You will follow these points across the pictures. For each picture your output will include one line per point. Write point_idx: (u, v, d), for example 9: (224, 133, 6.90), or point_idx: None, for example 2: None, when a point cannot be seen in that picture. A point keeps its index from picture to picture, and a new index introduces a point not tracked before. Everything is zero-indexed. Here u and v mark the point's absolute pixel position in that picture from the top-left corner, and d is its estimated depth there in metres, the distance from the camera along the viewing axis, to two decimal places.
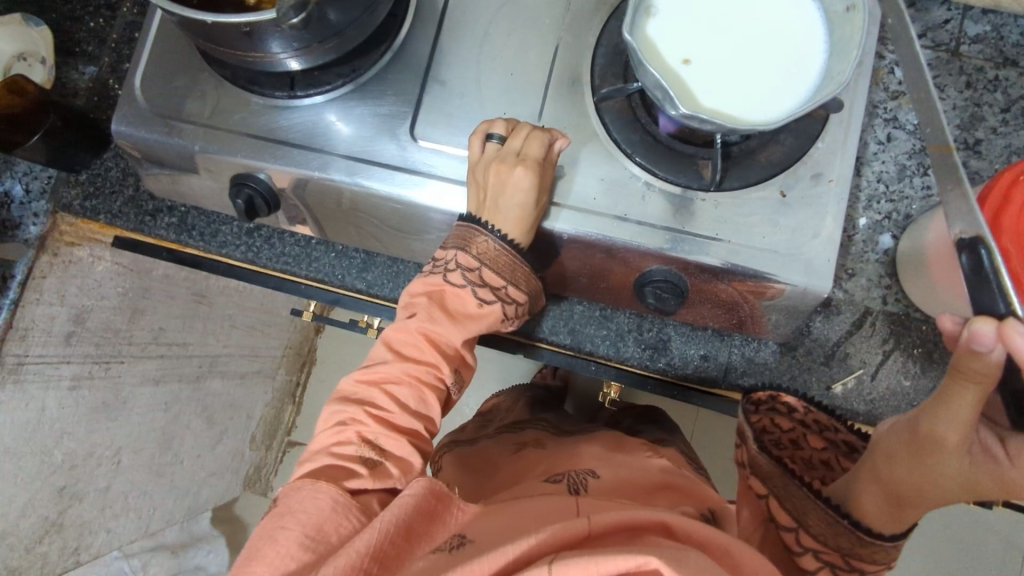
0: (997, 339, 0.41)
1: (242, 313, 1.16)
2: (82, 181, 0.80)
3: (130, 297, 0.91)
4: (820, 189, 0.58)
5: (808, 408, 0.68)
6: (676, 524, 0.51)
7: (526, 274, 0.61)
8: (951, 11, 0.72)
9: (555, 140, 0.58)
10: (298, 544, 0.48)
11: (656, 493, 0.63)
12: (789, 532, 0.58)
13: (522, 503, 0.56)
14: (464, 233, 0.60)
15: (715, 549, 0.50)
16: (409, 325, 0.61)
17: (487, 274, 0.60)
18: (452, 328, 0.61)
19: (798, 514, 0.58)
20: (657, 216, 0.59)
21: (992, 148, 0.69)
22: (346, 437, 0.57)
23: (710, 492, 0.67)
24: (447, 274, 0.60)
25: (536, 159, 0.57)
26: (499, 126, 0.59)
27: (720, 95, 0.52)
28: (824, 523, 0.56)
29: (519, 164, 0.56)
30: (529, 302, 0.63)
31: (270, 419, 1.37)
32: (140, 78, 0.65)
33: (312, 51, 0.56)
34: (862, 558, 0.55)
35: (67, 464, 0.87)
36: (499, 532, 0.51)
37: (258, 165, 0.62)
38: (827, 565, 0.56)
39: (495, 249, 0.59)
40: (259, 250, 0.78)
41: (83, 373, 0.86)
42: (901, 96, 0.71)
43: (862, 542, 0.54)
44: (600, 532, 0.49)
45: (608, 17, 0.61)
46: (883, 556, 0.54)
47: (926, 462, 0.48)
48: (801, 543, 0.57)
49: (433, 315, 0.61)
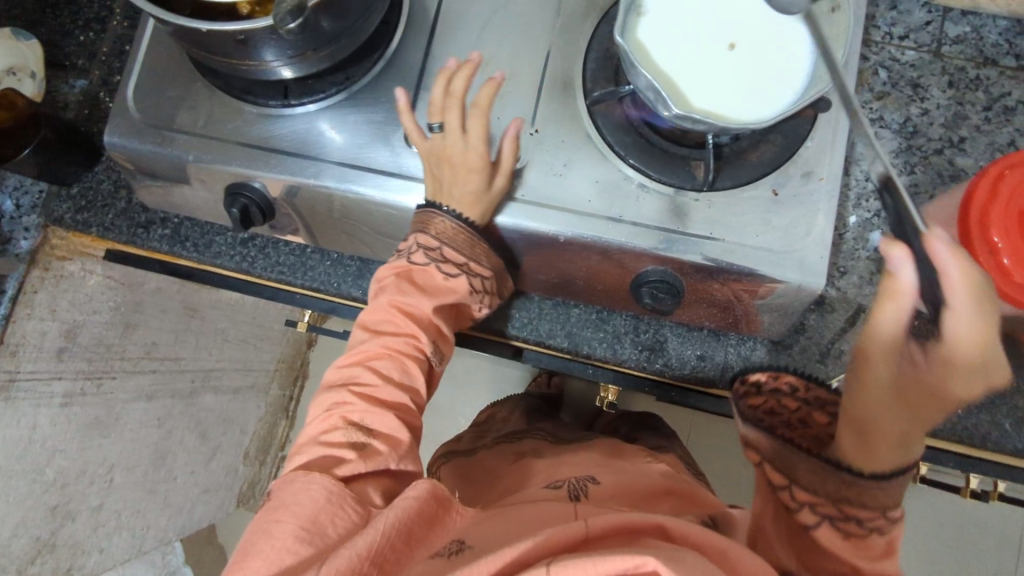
0: (905, 256, 0.45)
1: (235, 326, 1.15)
2: (75, 195, 0.80)
3: (122, 311, 0.90)
4: (811, 187, 0.59)
5: (810, 387, 0.62)
6: (673, 527, 0.50)
7: (486, 249, 0.60)
8: (932, 13, 0.73)
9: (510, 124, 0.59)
10: (294, 536, 0.46)
11: (658, 499, 0.63)
12: (782, 492, 0.53)
13: (523, 508, 0.56)
14: (420, 216, 0.59)
15: (712, 550, 0.49)
16: (381, 302, 0.61)
17: (448, 252, 0.59)
18: (424, 298, 0.60)
19: (787, 471, 0.54)
20: (653, 217, 0.59)
21: (976, 146, 0.71)
22: (332, 421, 0.56)
23: (711, 496, 0.66)
24: (410, 257, 0.60)
25: (480, 147, 0.58)
26: (438, 115, 0.60)
27: (714, 96, 0.53)
28: (813, 473, 0.52)
29: (466, 154, 0.58)
30: (495, 278, 0.62)
31: (264, 434, 1.35)
32: (133, 88, 0.65)
33: (306, 59, 0.57)
34: (855, 502, 0.50)
35: (60, 482, 0.86)
36: (499, 538, 0.50)
37: (252, 173, 0.63)
38: (827, 520, 0.50)
39: (453, 229, 0.59)
40: (254, 260, 0.78)
41: (75, 390, 0.86)
42: (886, 96, 0.72)
43: (852, 484, 0.50)
44: (598, 534, 0.50)
45: (597, 23, 0.62)
46: (872, 498, 0.50)
47: (863, 380, 0.50)
48: (795, 501, 0.52)
49: (401, 289, 0.61)
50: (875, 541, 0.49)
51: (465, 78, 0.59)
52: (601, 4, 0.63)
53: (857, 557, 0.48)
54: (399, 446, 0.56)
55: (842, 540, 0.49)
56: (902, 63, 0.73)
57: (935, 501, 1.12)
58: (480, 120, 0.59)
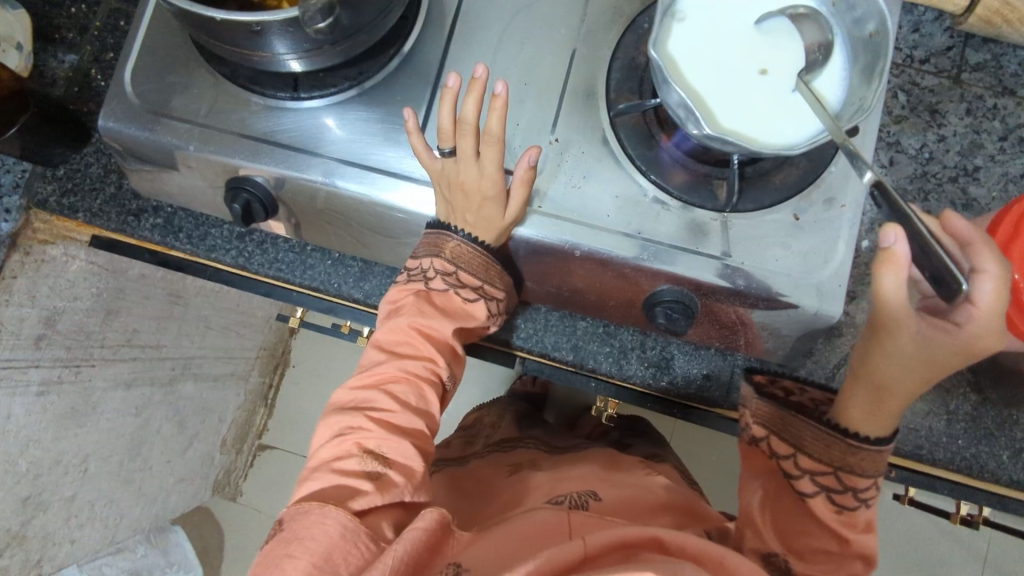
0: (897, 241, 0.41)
1: (218, 314, 1.09)
2: (60, 176, 0.77)
3: (104, 297, 0.85)
4: (833, 214, 0.58)
5: (803, 389, 0.57)
6: (669, 538, 0.48)
7: (500, 272, 0.60)
8: (954, 39, 0.73)
9: (526, 152, 0.54)
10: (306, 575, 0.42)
11: (660, 516, 0.60)
12: (786, 459, 0.52)
13: (516, 520, 0.54)
14: (433, 239, 0.58)
15: (708, 560, 0.46)
16: (399, 323, 0.58)
17: (463, 276, 0.58)
18: (446, 321, 0.59)
19: (794, 441, 0.52)
20: (673, 235, 0.58)
21: (990, 176, 0.70)
22: (346, 448, 0.52)
23: (712, 511, 0.65)
24: (428, 281, 0.59)
25: (494, 176, 0.56)
26: (449, 140, 0.56)
27: (746, 116, 0.51)
28: (820, 440, 0.51)
29: (478, 182, 0.56)
30: (507, 297, 0.62)
31: (242, 422, 1.31)
32: (130, 70, 0.61)
33: (321, 54, 0.54)
34: (853, 470, 0.49)
35: (32, 474, 0.83)
36: (496, 563, 0.48)
37: (255, 168, 0.60)
38: (824, 490, 0.50)
39: (469, 253, 0.58)
40: (251, 255, 0.76)
41: (52, 379, 0.82)
42: (904, 120, 0.72)
43: (853, 450, 0.49)
44: (596, 552, 0.46)
45: (624, 31, 0.60)
46: (870, 465, 0.49)
47: (885, 345, 0.46)
48: (799, 467, 0.51)
49: (423, 309, 0.58)
50: (861, 514, 0.50)
51: (476, 102, 0.54)
52: (629, 11, 0.61)
53: (843, 528, 0.49)
54: (416, 477, 0.52)
55: (833, 512, 0.50)
56: (921, 88, 0.72)
57: (916, 518, 1.13)
58: (493, 149, 0.55)
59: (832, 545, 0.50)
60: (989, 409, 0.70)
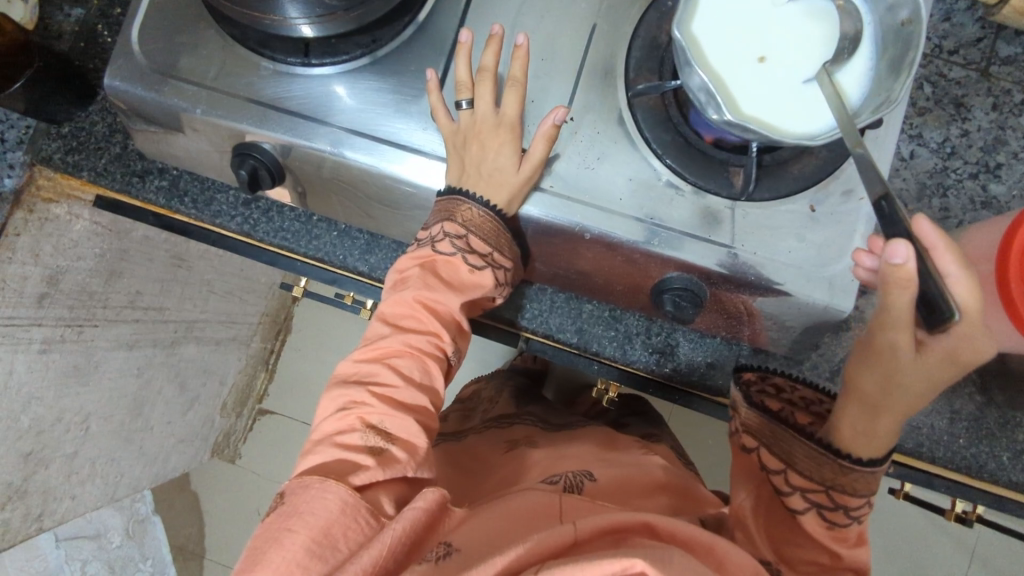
0: (908, 257, 0.41)
1: (221, 280, 1.10)
2: (65, 134, 0.76)
3: (107, 258, 0.85)
4: (851, 207, 0.57)
5: (795, 386, 0.59)
6: (660, 524, 0.47)
7: (510, 241, 0.59)
8: (985, 30, 0.71)
9: (553, 111, 0.55)
10: (305, 549, 0.42)
11: (656, 496, 0.60)
12: (776, 474, 0.52)
13: (510, 500, 0.53)
14: (445, 205, 0.57)
15: (698, 548, 0.47)
16: (404, 296, 0.57)
17: (474, 241, 0.57)
18: (450, 293, 0.58)
19: (785, 455, 0.52)
20: (686, 222, 0.57)
21: (1011, 174, 0.69)
22: (349, 423, 0.52)
23: (705, 493, 0.64)
24: (435, 246, 0.58)
25: (512, 121, 0.57)
26: (467, 91, 0.57)
27: (769, 104, 0.50)
28: (811, 459, 0.51)
29: (495, 126, 0.57)
30: (515, 267, 0.61)
31: (243, 386, 1.31)
32: (138, 27, 0.59)
33: (335, 20, 0.53)
34: (844, 490, 0.50)
35: (35, 429, 0.81)
36: (489, 544, 0.47)
37: (264, 135, 0.58)
38: (815, 506, 0.50)
39: (480, 217, 0.56)
40: (256, 223, 0.75)
41: (55, 337, 0.80)
42: (927, 113, 0.70)
43: (844, 471, 0.50)
44: (586, 538, 0.46)
45: (647, 8, 0.58)
46: (862, 486, 0.50)
47: (883, 363, 0.48)
48: (789, 483, 0.51)
49: (428, 282, 0.58)
50: (852, 529, 0.50)
51: (495, 53, 0.57)
52: None
53: (836, 544, 0.49)
54: (419, 454, 0.52)
55: (823, 527, 0.50)
56: (948, 80, 0.70)
57: (909, 511, 1.13)
58: (516, 94, 0.57)
59: (824, 559, 0.49)
60: (993, 409, 0.70)
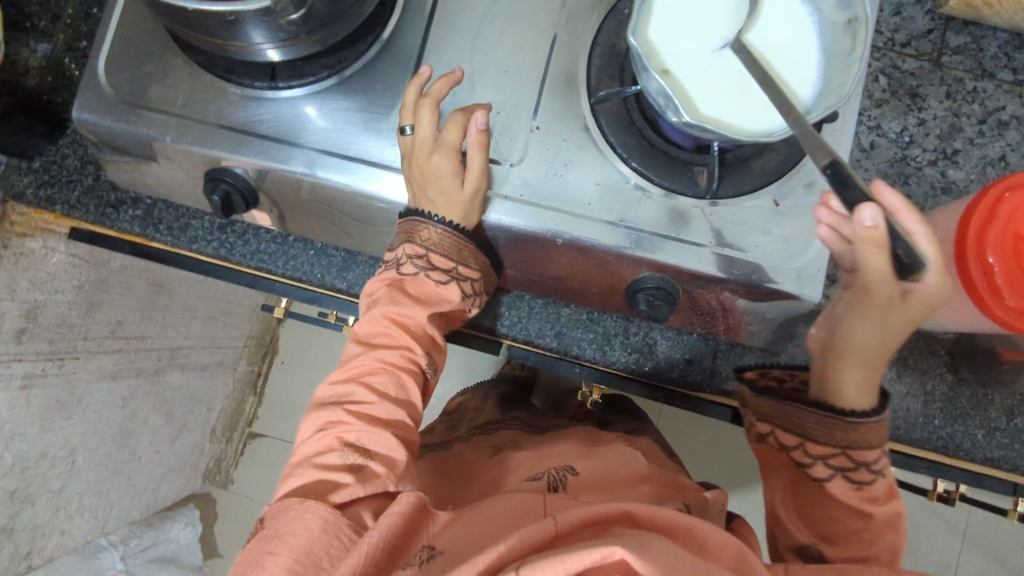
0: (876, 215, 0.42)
1: (203, 302, 1.10)
2: (36, 168, 0.76)
3: (86, 290, 0.85)
4: (813, 199, 0.58)
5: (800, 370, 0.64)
6: (639, 511, 0.48)
7: (474, 251, 0.59)
8: (934, 21, 0.73)
9: (474, 115, 0.55)
10: (287, 570, 0.44)
11: (638, 486, 0.61)
12: (795, 450, 0.58)
13: (494, 500, 0.54)
14: (406, 226, 0.58)
15: (678, 531, 0.48)
16: (373, 315, 0.59)
17: (435, 258, 0.58)
18: (418, 307, 0.59)
19: (799, 430, 0.58)
20: (652, 222, 0.58)
21: (968, 159, 0.71)
22: (328, 443, 0.53)
23: (688, 481, 0.65)
24: (400, 268, 0.59)
25: (453, 145, 0.56)
26: (410, 116, 0.57)
27: (726, 105, 0.51)
28: (822, 425, 0.56)
29: (435, 150, 0.56)
30: (483, 278, 0.61)
31: (231, 411, 1.31)
32: (104, 60, 0.60)
33: (298, 43, 0.53)
34: (858, 446, 0.55)
35: (19, 466, 0.80)
36: (472, 542, 0.47)
37: (234, 159, 0.59)
38: (838, 471, 0.56)
39: (439, 235, 0.57)
40: (232, 246, 0.76)
41: (35, 372, 0.79)
42: (885, 105, 0.72)
43: (851, 428, 0.55)
44: (568, 530, 0.47)
45: (605, 16, 0.60)
46: (873, 439, 0.55)
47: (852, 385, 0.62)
48: (809, 455, 0.57)
49: (396, 299, 0.59)
50: (878, 487, 0.56)
51: (446, 81, 0.57)
52: None
53: (865, 505, 0.56)
54: (399, 467, 0.53)
55: (850, 490, 0.56)
56: (902, 71, 0.72)
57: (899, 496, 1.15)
58: (458, 123, 0.56)
59: (858, 523, 0.56)
60: (965, 389, 0.71)
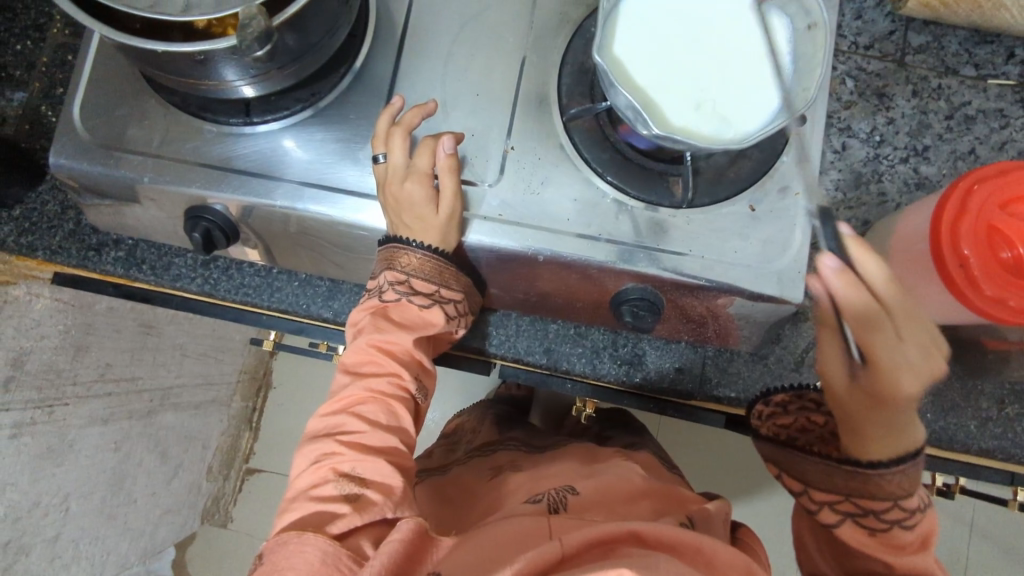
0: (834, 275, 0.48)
1: (194, 341, 1.10)
2: (17, 216, 0.76)
3: (72, 334, 0.85)
4: (787, 202, 0.59)
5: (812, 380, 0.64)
6: (646, 530, 0.48)
7: (456, 273, 0.59)
8: (895, 23, 0.75)
9: (441, 140, 0.56)
10: None
11: (638, 503, 0.60)
12: (801, 496, 0.57)
13: (497, 524, 0.53)
14: (387, 253, 0.58)
15: (686, 549, 0.48)
16: (359, 343, 0.59)
17: (417, 283, 0.58)
18: (402, 332, 0.59)
19: (802, 477, 0.57)
20: (631, 234, 0.58)
21: (939, 154, 0.72)
22: (322, 475, 0.53)
23: (688, 493, 0.65)
24: (382, 295, 0.59)
25: (424, 170, 0.56)
26: (382, 145, 0.57)
27: (696, 115, 0.52)
28: (820, 472, 0.55)
29: (410, 177, 0.56)
30: (467, 299, 0.62)
31: (227, 448, 1.29)
32: (80, 106, 0.61)
33: (271, 78, 0.54)
34: (863, 492, 0.52)
35: (11, 516, 0.79)
36: (476, 568, 0.47)
37: (213, 196, 0.59)
38: (849, 516, 0.53)
39: (419, 259, 0.58)
40: (217, 282, 0.76)
41: (24, 420, 0.78)
42: (854, 106, 0.73)
43: (853, 474, 0.52)
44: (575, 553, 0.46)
45: (572, 35, 0.61)
46: (895, 489, 0.50)
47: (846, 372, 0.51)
48: (815, 501, 0.55)
49: (380, 326, 0.59)
50: (905, 535, 0.51)
51: (416, 112, 0.57)
52: (576, 15, 0.62)
53: (883, 550, 0.51)
54: (397, 493, 0.52)
55: (862, 535, 0.52)
56: (868, 73, 0.74)
57: None
58: (429, 148, 0.57)
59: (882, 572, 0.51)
60: (955, 381, 0.72)
